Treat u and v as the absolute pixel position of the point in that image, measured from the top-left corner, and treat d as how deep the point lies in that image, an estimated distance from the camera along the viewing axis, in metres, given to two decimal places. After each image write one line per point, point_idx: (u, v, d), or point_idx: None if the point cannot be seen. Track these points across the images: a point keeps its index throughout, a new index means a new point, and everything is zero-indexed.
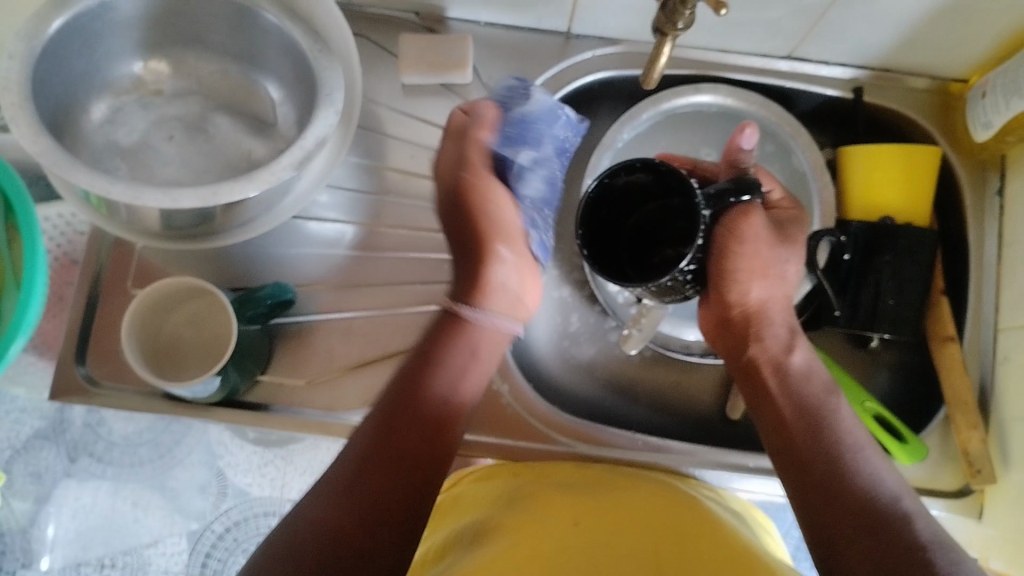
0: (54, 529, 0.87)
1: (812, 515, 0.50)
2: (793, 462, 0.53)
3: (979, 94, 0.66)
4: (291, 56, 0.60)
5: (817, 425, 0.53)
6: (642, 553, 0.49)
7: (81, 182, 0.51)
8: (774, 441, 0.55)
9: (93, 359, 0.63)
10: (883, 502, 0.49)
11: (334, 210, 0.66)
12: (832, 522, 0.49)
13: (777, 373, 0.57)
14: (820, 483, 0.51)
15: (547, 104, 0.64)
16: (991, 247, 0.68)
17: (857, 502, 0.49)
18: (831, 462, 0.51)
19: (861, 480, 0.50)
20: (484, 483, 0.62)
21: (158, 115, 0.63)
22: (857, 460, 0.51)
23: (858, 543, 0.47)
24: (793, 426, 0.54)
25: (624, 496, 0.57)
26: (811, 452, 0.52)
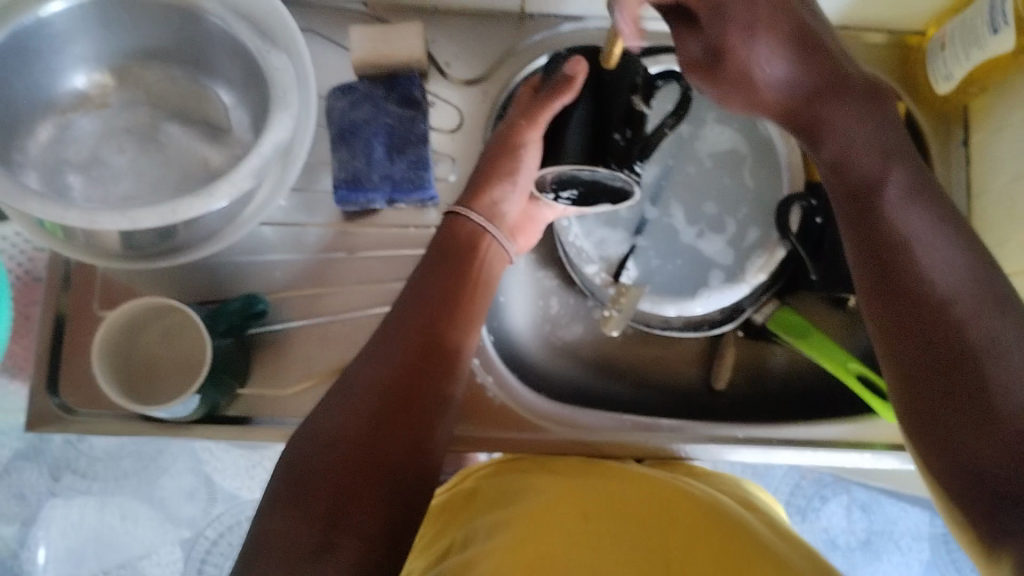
0: (46, 550, 0.87)
1: (881, 315, 0.47)
2: (878, 281, 0.48)
3: (938, 46, 0.66)
4: (241, 59, 0.59)
5: (877, 221, 0.49)
6: (653, 560, 0.49)
7: (35, 211, 0.49)
8: (851, 237, 0.50)
9: (66, 387, 0.61)
10: (946, 301, 0.45)
11: (299, 213, 0.65)
12: (902, 343, 0.46)
13: (838, 173, 0.52)
14: (880, 282, 0.48)
15: (355, 122, 0.63)
16: (960, 199, 0.68)
17: (925, 316, 0.45)
18: (895, 261, 0.47)
19: (918, 279, 0.46)
20: (499, 478, 0.61)
21: (107, 129, 0.61)
22: (913, 261, 0.47)
23: (918, 363, 0.45)
24: (860, 246, 0.49)
25: (628, 484, 0.57)
26: (875, 251, 0.48)
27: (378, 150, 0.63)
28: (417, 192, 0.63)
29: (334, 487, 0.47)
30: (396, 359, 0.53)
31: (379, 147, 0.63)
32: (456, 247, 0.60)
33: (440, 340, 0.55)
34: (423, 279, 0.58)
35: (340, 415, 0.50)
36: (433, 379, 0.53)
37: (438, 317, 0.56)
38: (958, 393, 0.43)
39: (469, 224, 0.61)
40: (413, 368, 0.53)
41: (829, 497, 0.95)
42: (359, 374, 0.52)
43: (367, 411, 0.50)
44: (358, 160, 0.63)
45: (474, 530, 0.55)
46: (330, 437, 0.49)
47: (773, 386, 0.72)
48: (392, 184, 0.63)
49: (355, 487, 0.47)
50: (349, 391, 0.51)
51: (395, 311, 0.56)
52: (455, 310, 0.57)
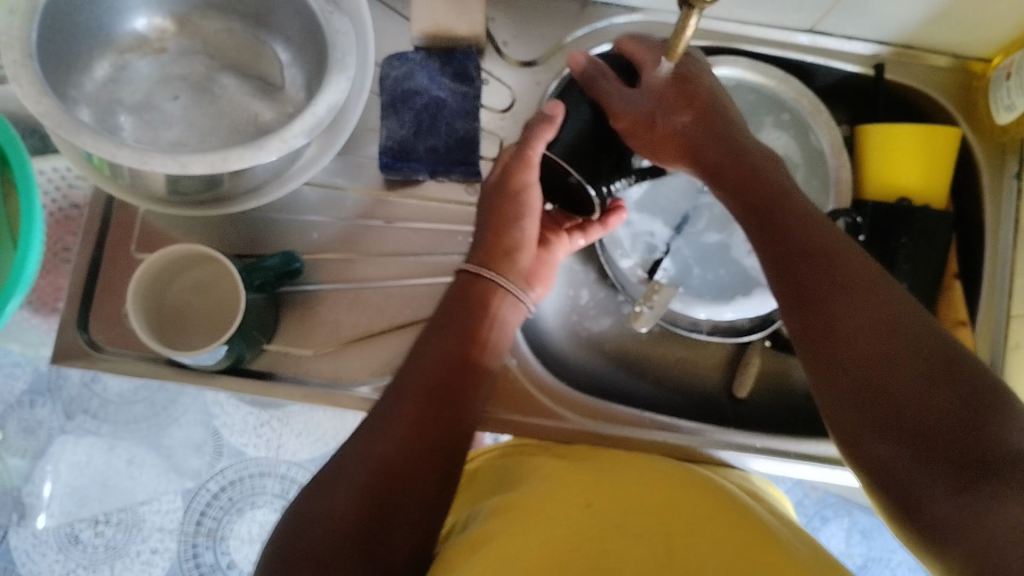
0: (51, 486, 0.89)
1: (812, 331, 0.48)
2: (808, 304, 0.48)
3: (1004, 75, 0.65)
4: (302, 19, 0.59)
5: (801, 245, 0.51)
6: (661, 537, 0.48)
7: (88, 146, 0.49)
8: (776, 260, 0.52)
9: (95, 325, 0.61)
10: (867, 288, 0.47)
11: (341, 176, 0.65)
12: (820, 334, 0.47)
13: (741, 193, 0.56)
14: (815, 298, 0.48)
15: (408, 92, 0.63)
16: (1007, 232, 0.67)
17: (863, 334, 0.45)
18: (827, 276, 0.48)
19: (843, 270, 0.48)
20: (501, 462, 0.61)
21: (162, 74, 0.60)
22: (848, 273, 0.48)
23: (830, 346, 0.46)
24: (783, 242, 0.52)
25: (633, 477, 0.56)
26: (809, 274, 0.49)
27: (428, 122, 0.63)
28: (461, 169, 0.63)
29: (321, 565, 0.44)
30: (397, 432, 0.50)
31: (429, 120, 0.63)
32: (462, 315, 0.57)
33: (454, 391, 0.54)
34: (432, 345, 0.55)
35: (341, 472, 0.48)
36: (438, 441, 0.51)
37: (441, 385, 0.53)
38: (866, 366, 0.44)
39: (484, 285, 0.58)
40: (411, 442, 0.50)
41: (830, 518, 0.94)
42: (362, 433, 0.50)
43: (367, 473, 0.48)
44: (406, 131, 0.63)
45: (475, 512, 0.55)
46: (328, 501, 0.46)
47: (796, 400, 0.71)
48: (439, 158, 0.63)
49: (344, 560, 0.44)
50: (346, 457, 0.49)
51: (398, 379, 0.54)
52: (466, 368, 0.55)
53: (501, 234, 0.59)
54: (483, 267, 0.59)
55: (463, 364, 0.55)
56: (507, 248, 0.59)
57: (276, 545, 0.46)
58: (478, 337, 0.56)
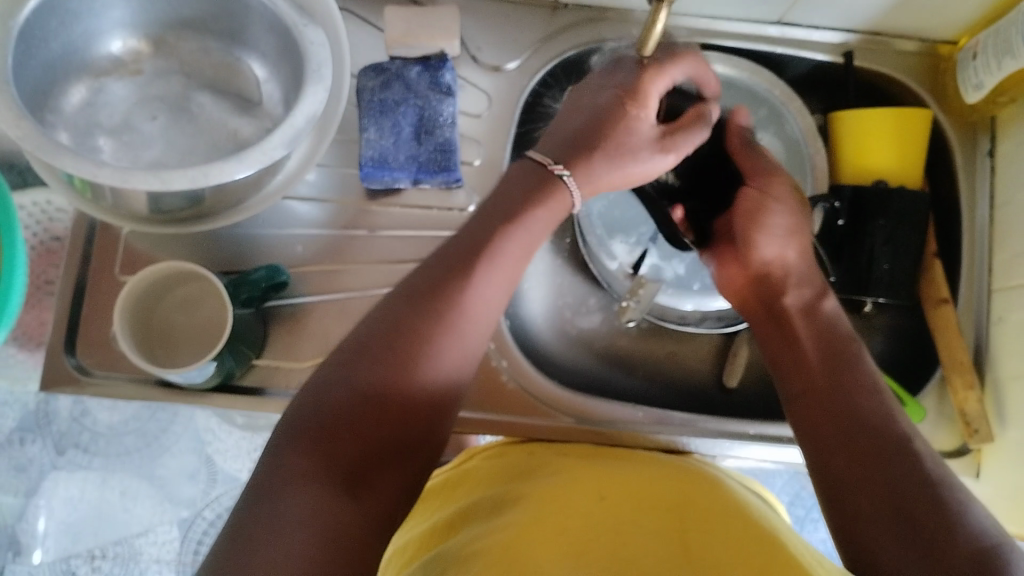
0: (45, 522, 0.88)
1: (816, 433, 0.51)
2: (829, 403, 0.52)
3: (970, 55, 0.66)
4: (277, 33, 0.59)
5: (832, 368, 0.54)
6: (666, 527, 0.48)
7: (68, 167, 0.49)
8: (794, 379, 0.55)
9: (83, 349, 0.61)
10: (901, 424, 0.49)
11: (323, 188, 0.66)
12: (828, 435, 0.50)
13: (780, 324, 0.58)
14: (826, 412, 0.51)
15: (387, 101, 0.64)
16: (982, 210, 0.68)
17: (870, 443, 0.48)
18: (849, 398, 0.51)
19: (871, 405, 0.51)
20: (501, 459, 0.61)
21: (139, 95, 0.61)
22: (875, 398, 0.51)
23: (843, 458, 0.48)
24: (810, 372, 0.54)
25: (640, 470, 0.57)
26: (834, 390, 0.52)
27: (409, 130, 0.63)
28: (442, 175, 0.63)
29: (358, 445, 0.45)
30: (430, 314, 0.49)
31: (410, 128, 0.63)
32: (504, 201, 0.55)
33: (497, 279, 0.52)
34: (478, 227, 0.54)
35: (376, 355, 0.47)
36: (472, 337, 0.50)
37: (483, 268, 0.52)
38: (870, 474, 0.46)
39: (566, 198, 0.57)
40: (445, 325, 0.49)
41: None
42: (402, 314, 0.49)
43: (401, 368, 0.47)
44: (386, 140, 0.63)
45: (478, 501, 0.55)
46: (358, 385, 0.46)
47: None
48: (420, 166, 0.63)
49: (376, 447, 0.45)
50: (383, 339, 0.48)
51: (432, 259, 0.53)
52: (509, 252, 0.53)
53: (610, 145, 0.58)
54: (557, 164, 0.57)
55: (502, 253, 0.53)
56: (612, 149, 0.58)
57: (296, 420, 0.45)
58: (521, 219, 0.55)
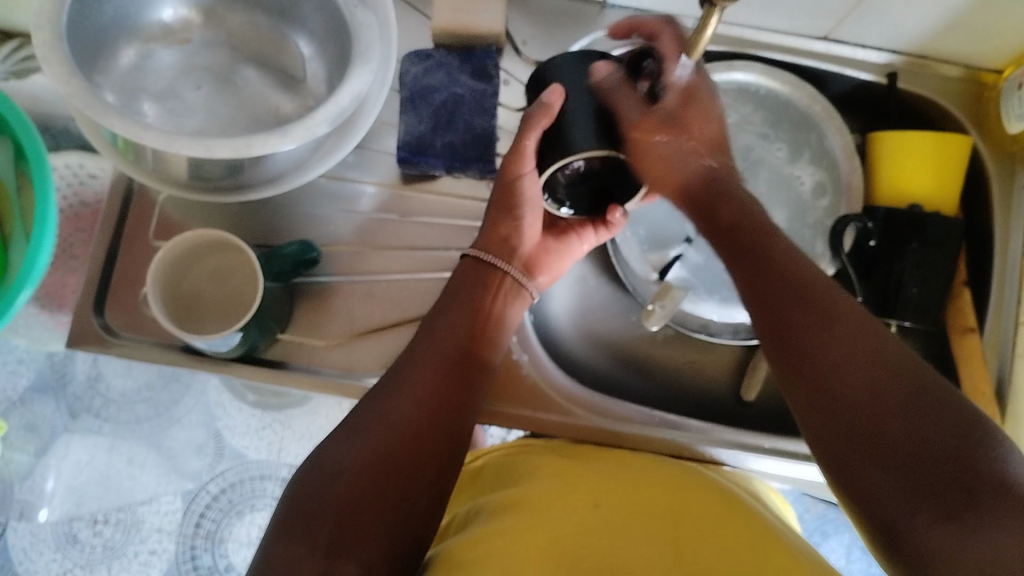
0: (54, 482, 0.89)
1: (783, 358, 0.48)
2: (781, 329, 0.49)
3: (1015, 85, 0.66)
4: (326, 13, 0.60)
5: (769, 272, 0.51)
6: (666, 541, 0.49)
7: (115, 127, 0.50)
8: (744, 282, 0.53)
9: (112, 310, 0.62)
10: (857, 324, 0.46)
11: (357, 170, 0.66)
12: (794, 358, 0.47)
13: (727, 227, 0.56)
14: (787, 327, 0.48)
15: (429, 87, 0.64)
16: (1015, 241, 0.68)
17: (840, 357, 0.45)
18: (793, 305, 0.49)
19: (826, 304, 0.48)
20: (514, 458, 0.62)
21: (186, 63, 0.61)
22: (826, 295, 0.48)
23: (814, 377, 0.46)
24: (757, 277, 0.52)
25: (635, 475, 0.57)
26: (783, 294, 0.50)
27: (448, 118, 0.64)
28: (478, 164, 0.64)
29: (340, 515, 0.46)
30: (419, 393, 0.53)
31: (449, 116, 0.64)
32: (459, 294, 0.58)
33: (465, 375, 0.56)
34: (434, 324, 0.57)
35: (356, 436, 0.49)
36: (447, 414, 0.53)
37: (459, 359, 0.56)
38: (851, 412, 0.44)
39: (488, 268, 0.60)
40: (429, 410, 0.52)
41: (830, 534, 0.95)
42: (378, 400, 0.52)
43: (379, 446, 0.49)
44: (424, 125, 0.64)
45: (478, 508, 0.56)
46: (340, 465, 0.48)
47: None
48: (456, 154, 0.64)
49: (358, 515, 0.47)
50: (357, 425, 0.50)
51: (415, 344, 0.56)
52: (474, 379, 0.56)
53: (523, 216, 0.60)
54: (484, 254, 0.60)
55: (460, 368, 0.55)
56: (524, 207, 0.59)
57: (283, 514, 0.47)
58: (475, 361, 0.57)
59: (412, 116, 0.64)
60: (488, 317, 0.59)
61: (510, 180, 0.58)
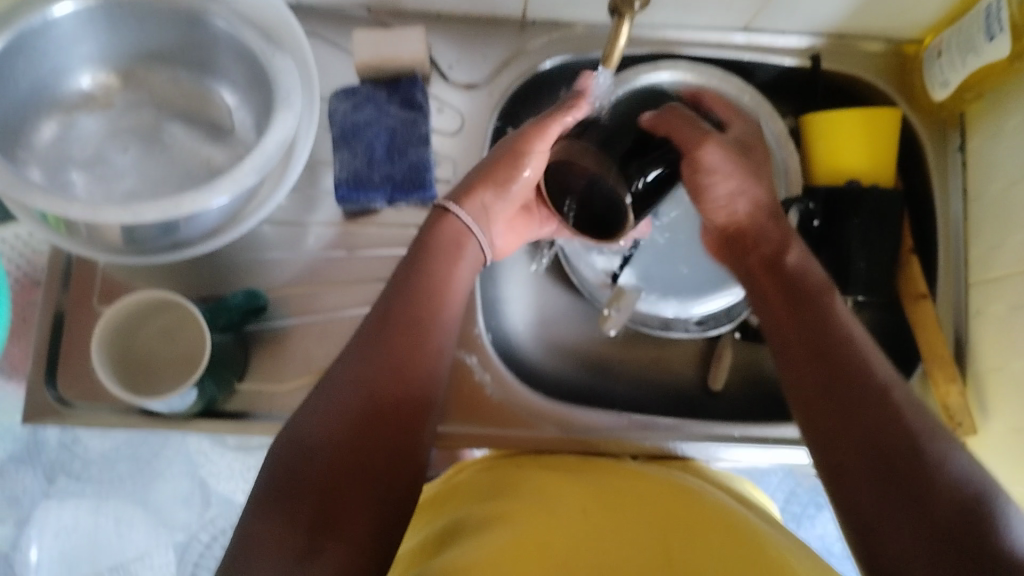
0: (37, 551, 0.88)
1: (816, 409, 0.51)
2: (816, 375, 0.52)
3: (935, 53, 0.67)
4: (245, 62, 0.60)
5: (816, 323, 0.54)
6: (646, 542, 0.49)
7: (41, 205, 0.49)
8: (780, 333, 0.56)
9: (65, 381, 0.61)
10: (899, 404, 0.49)
11: (298, 211, 0.66)
12: (828, 413, 0.50)
13: (771, 271, 0.59)
14: (824, 375, 0.51)
15: (360, 122, 0.64)
16: (955, 206, 0.69)
17: (879, 421, 0.48)
18: (842, 356, 0.52)
19: (862, 378, 0.50)
20: (488, 474, 0.62)
21: (111, 128, 0.61)
22: (865, 355, 0.52)
23: (859, 441, 0.48)
24: (792, 335, 0.55)
25: (617, 482, 0.58)
26: (823, 346, 0.53)
27: (380, 151, 0.63)
28: (419, 193, 0.64)
29: (321, 497, 0.47)
30: (377, 356, 0.52)
31: (382, 148, 0.63)
32: (435, 246, 0.58)
33: (430, 319, 0.55)
34: (405, 275, 0.56)
35: (332, 405, 0.50)
36: (414, 368, 0.53)
37: (424, 313, 0.55)
38: (892, 478, 0.46)
39: (457, 222, 0.59)
40: (392, 372, 0.52)
41: (823, 505, 0.96)
42: (344, 367, 0.51)
43: (350, 413, 0.49)
44: (360, 160, 0.63)
45: (466, 517, 0.56)
46: (314, 438, 0.48)
47: (772, 386, 0.73)
48: (395, 185, 0.63)
49: (338, 494, 0.47)
50: (329, 396, 0.50)
51: (369, 317, 0.54)
52: (438, 325, 0.55)
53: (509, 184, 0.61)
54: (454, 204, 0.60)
55: (422, 315, 0.55)
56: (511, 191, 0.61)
57: (259, 495, 0.47)
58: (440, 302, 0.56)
59: (345, 154, 0.63)
60: (455, 269, 0.57)
61: (518, 147, 0.60)
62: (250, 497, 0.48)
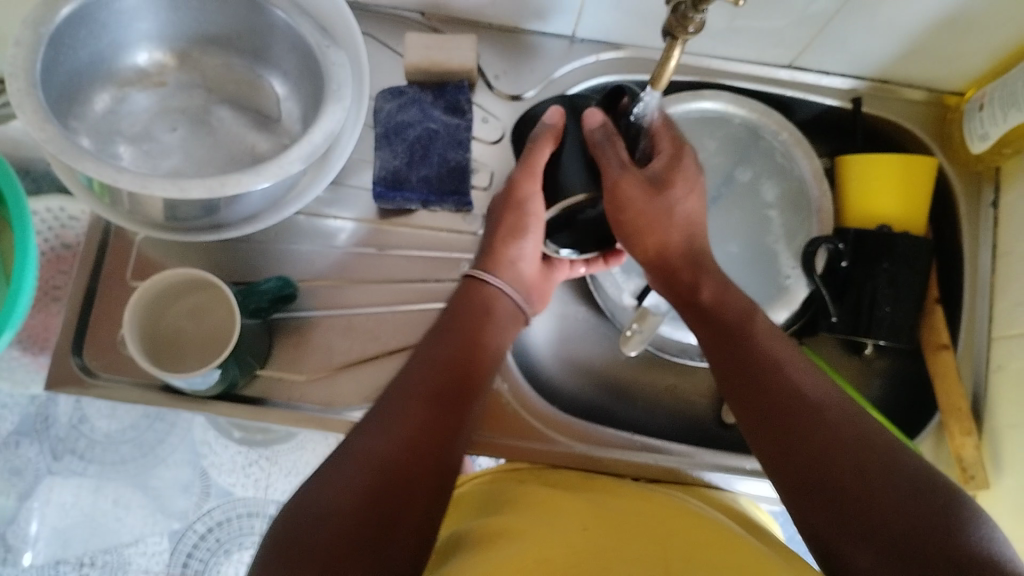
0: (37, 526, 0.88)
1: (767, 443, 0.49)
2: (757, 407, 0.50)
3: (977, 106, 0.67)
4: (298, 53, 0.61)
5: (754, 352, 0.53)
6: (654, 558, 0.49)
7: (89, 170, 0.50)
8: (718, 363, 0.54)
9: (91, 351, 0.62)
10: (845, 420, 0.47)
11: (335, 205, 0.67)
12: (781, 442, 0.48)
13: (693, 304, 0.58)
14: (766, 404, 0.50)
15: (402, 122, 0.65)
16: (985, 259, 0.69)
17: (834, 439, 0.46)
18: (783, 382, 0.50)
19: (814, 399, 0.49)
20: (495, 488, 0.62)
21: (162, 106, 0.62)
22: (794, 377, 0.50)
23: (807, 448, 0.47)
24: (725, 362, 0.54)
25: (618, 502, 0.58)
26: (758, 377, 0.51)
27: (420, 153, 0.64)
28: (454, 198, 0.65)
29: (328, 567, 0.43)
30: (400, 416, 0.51)
31: (421, 150, 0.64)
32: (461, 312, 0.59)
33: (455, 384, 0.54)
34: (431, 344, 0.56)
35: (350, 461, 0.48)
36: (438, 429, 0.51)
37: (448, 378, 0.54)
38: (846, 483, 0.45)
39: (488, 288, 0.61)
40: (409, 444, 0.49)
41: None
42: (363, 427, 0.50)
43: (369, 470, 0.47)
44: (399, 161, 0.64)
45: (462, 536, 0.56)
46: (328, 493, 0.46)
47: None
48: (434, 188, 0.64)
49: (350, 548, 0.44)
50: (343, 452, 0.49)
51: (389, 391, 0.53)
52: (463, 390, 0.55)
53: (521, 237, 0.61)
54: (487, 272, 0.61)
55: (445, 377, 0.54)
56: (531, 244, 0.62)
57: (269, 553, 0.45)
58: (465, 370, 0.55)
59: (385, 153, 0.64)
60: (486, 335, 0.58)
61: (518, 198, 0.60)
62: (256, 558, 0.45)
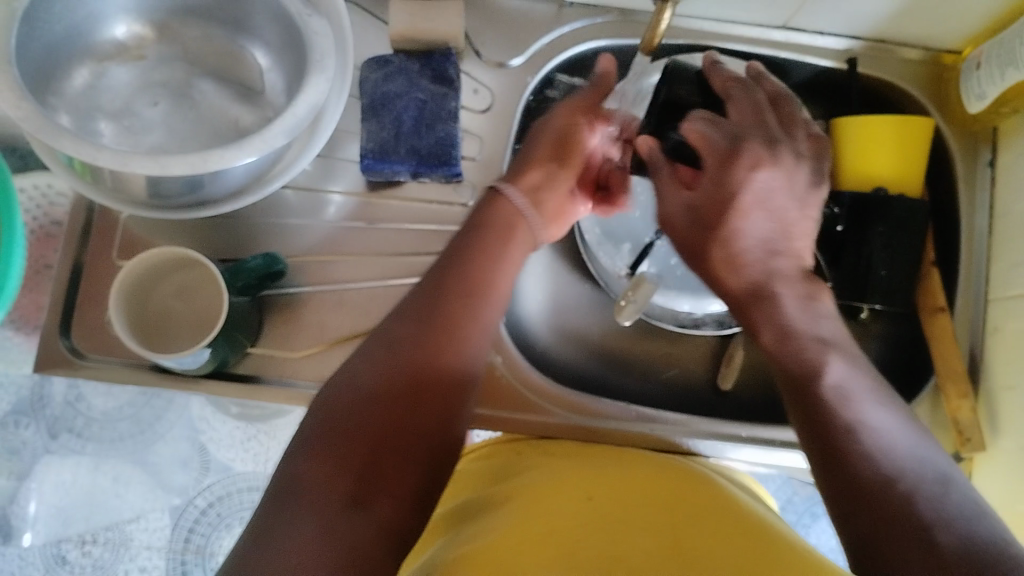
0: (36, 505, 0.88)
1: (837, 480, 0.47)
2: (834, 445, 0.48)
3: (974, 65, 0.66)
4: (280, 23, 0.59)
5: (839, 391, 0.50)
6: (658, 526, 0.48)
7: (68, 149, 0.49)
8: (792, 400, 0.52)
9: (78, 332, 0.61)
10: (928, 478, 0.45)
11: (323, 178, 0.66)
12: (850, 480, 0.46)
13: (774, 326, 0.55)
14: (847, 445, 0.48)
15: (390, 95, 0.63)
16: (981, 220, 0.68)
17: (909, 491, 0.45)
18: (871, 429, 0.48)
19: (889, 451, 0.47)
20: (511, 456, 0.62)
21: (142, 80, 0.61)
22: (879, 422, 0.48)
23: (879, 495, 0.45)
24: (805, 406, 0.51)
25: (624, 467, 0.57)
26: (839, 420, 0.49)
27: (410, 125, 0.63)
28: (442, 169, 0.63)
29: (369, 449, 0.45)
30: (435, 316, 0.50)
31: (412, 121, 0.63)
32: (484, 222, 0.57)
33: (487, 282, 0.53)
34: (464, 239, 0.55)
35: (386, 353, 0.48)
36: (468, 328, 0.51)
37: (482, 281, 0.53)
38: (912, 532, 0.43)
39: (509, 205, 0.58)
40: (438, 331, 0.50)
41: (820, 515, 0.96)
42: (397, 322, 0.50)
43: (404, 369, 0.47)
44: (386, 133, 0.63)
45: (475, 505, 0.55)
46: (367, 384, 0.46)
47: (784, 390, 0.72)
48: (423, 161, 0.63)
49: (385, 450, 0.45)
50: (384, 346, 0.49)
51: (419, 285, 0.53)
52: (493, 287, 0.54)
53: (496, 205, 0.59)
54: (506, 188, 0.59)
55: (479, 277, 0.53)
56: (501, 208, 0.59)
57: (302, 440, 0.45)
58: (497, 265, 0.54)
59: (372, 125, 0.63)
60: (511, 245, 0.56)
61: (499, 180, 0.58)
62: (289, 447, 0.46)
